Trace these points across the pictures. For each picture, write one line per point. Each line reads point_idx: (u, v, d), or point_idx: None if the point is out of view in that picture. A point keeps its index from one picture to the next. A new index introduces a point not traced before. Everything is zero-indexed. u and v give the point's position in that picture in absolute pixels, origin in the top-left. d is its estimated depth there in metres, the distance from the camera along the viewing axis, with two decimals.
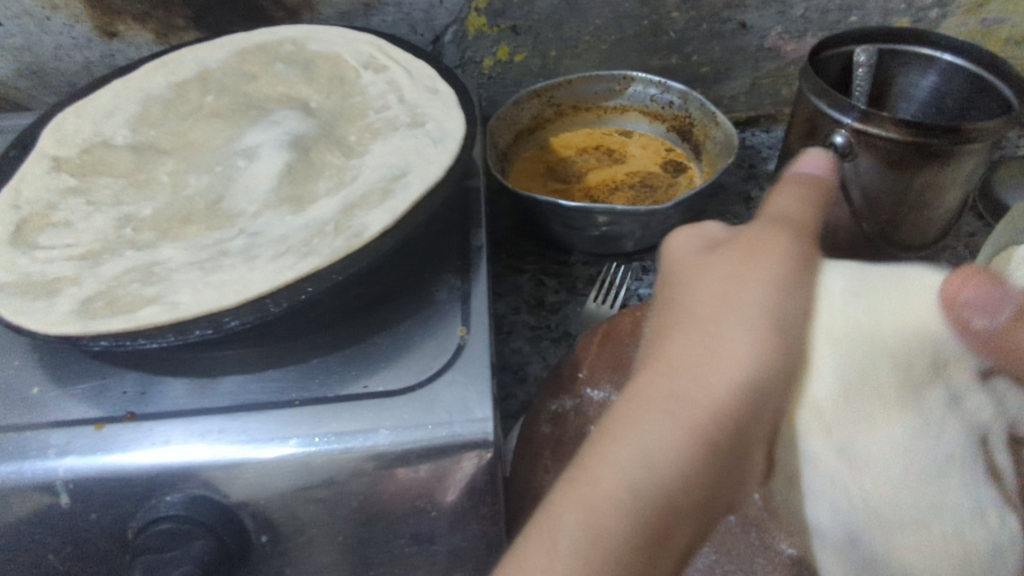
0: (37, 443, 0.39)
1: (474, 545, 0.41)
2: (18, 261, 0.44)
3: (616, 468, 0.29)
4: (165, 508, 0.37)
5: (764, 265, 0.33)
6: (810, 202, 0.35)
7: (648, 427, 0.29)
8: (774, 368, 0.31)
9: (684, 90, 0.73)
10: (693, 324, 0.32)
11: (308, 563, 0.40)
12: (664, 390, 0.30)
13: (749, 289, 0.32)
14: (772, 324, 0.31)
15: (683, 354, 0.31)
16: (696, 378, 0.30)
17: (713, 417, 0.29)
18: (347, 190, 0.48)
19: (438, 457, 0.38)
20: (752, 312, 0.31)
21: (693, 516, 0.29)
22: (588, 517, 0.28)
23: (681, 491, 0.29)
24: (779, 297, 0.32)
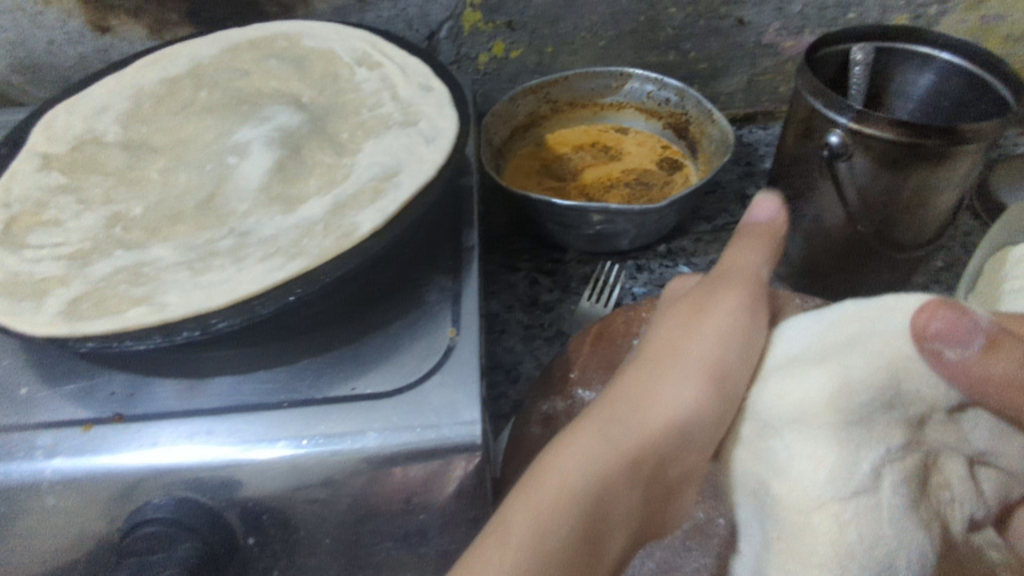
0: (25, 444, 0.39)
1: (462, 545, 0.41)
2: (7, 261, 0.44)
3: (559, 479, 0.32)
4: (152, 511, 0.37)
5: (718, 316, 0.40)
6: (760, 258, 0.44)
7: (584, 446, 0.33)
8: (705, 419, 0.35)
9: (681, 86, 0.72)
10: (644, 364, 0.39)
11: (297, 563, 0.40)
12: (615, 434, 0.34)
13: (693, 341, 0.39)
14: (715, 376, 0.36)
15: (632, 388, 0.37)
16: (637, 410, 0.35)
17: (641, 450, 0.33)
18: (337, 189, 0.48)
19: (427, 458, 0.38)
20: (699, 361, 0.37)
21: (617, 531, 0.32)
22: (535, 518, 0.30)
23: (611, 507, 0.32)
24: (720, 353, 0.37)
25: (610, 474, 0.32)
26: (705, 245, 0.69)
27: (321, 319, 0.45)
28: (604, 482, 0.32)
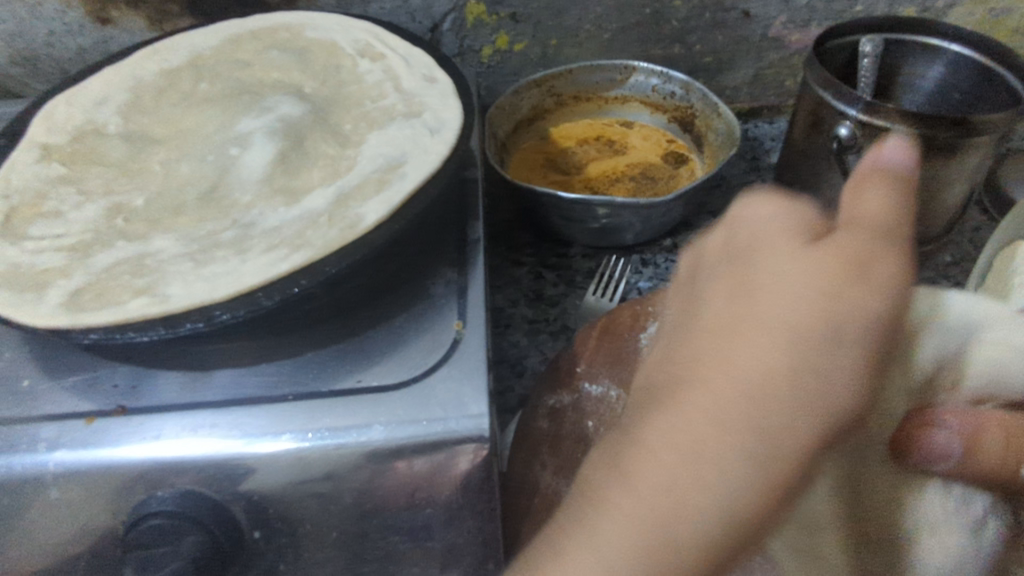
0: (27, 437, 0.38)
1: (470, 541, 0.40)
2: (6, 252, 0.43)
3: (628, 498, 0.25)
4: (157, 504, 0.36)
5: (809, 261, 0.26)
6: (890, 196, 0.26)
7: (655, 456, 0.25)
8: (823, 374, 0.25)
9: (686, 80, 0.72)
10: (716, 330, 0.27)
11: (303, 558, 0.39)
12: (716, 459, 0.25)
13: (793, 286, 0.26)
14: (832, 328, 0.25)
15: (703, 349, 0.27)
16: (723, 389, 0.25)
17: (746, 431, 0.25)
18: (342, 180, 0.47)
19: (435, 450, 0.38)
20: (795, 312, 0.26)
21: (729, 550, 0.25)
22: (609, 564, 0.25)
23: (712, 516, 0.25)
24: (856, 306, 0.25)
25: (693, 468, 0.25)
26: None
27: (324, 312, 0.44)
28: (683, 479, 0.25)
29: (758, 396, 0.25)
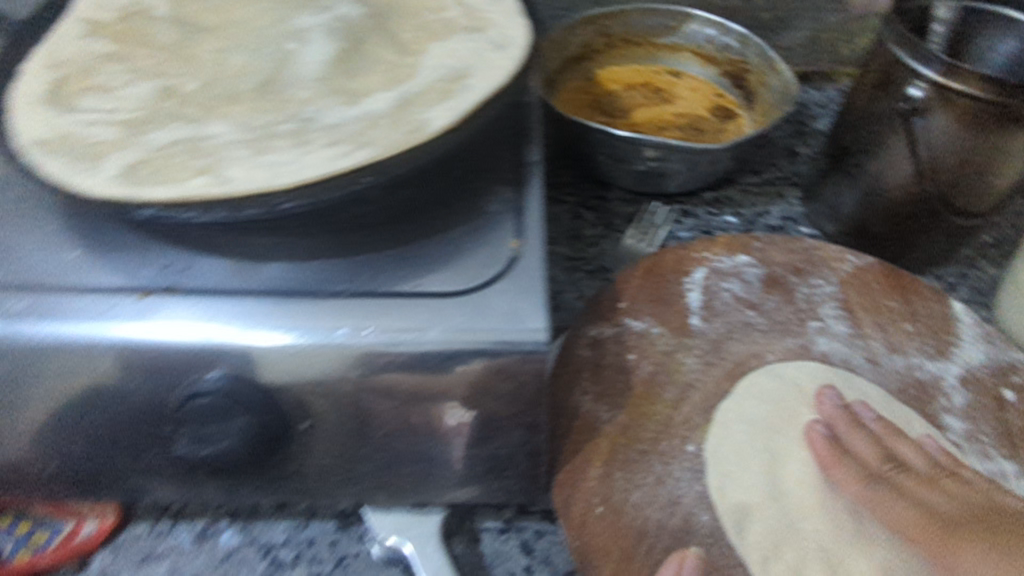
0: (80, 307, 0.38)
1: (513, 454, 0.40)
2: (54, 119, 0.42)
3: None
4: (208, 386, 0.36)
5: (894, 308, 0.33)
6: None
7: None
8: None
9: (744, 32, 0.70)
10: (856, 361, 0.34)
11: (347, 454, 0.40)
12: None
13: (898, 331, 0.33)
14: None
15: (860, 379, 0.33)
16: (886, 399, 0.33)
17: None
18: (404, 86, 0.45)
19: (490, 361, 0.37)
20: None
21: None
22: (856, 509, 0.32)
23: None
24: None
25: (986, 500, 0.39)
26: (752, 197, 0.68)
27: (374, 216, 0.43)
28: None
29: None
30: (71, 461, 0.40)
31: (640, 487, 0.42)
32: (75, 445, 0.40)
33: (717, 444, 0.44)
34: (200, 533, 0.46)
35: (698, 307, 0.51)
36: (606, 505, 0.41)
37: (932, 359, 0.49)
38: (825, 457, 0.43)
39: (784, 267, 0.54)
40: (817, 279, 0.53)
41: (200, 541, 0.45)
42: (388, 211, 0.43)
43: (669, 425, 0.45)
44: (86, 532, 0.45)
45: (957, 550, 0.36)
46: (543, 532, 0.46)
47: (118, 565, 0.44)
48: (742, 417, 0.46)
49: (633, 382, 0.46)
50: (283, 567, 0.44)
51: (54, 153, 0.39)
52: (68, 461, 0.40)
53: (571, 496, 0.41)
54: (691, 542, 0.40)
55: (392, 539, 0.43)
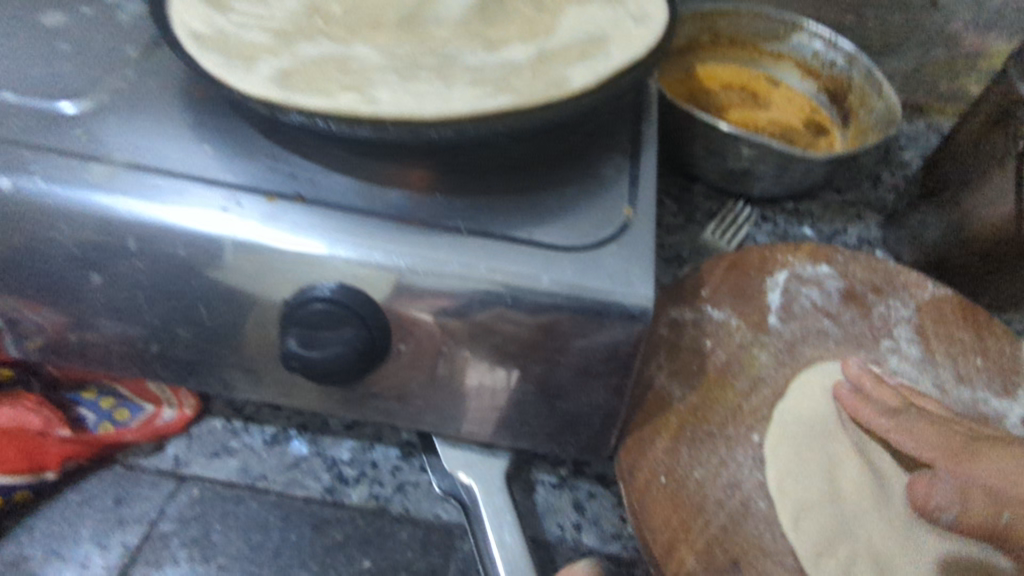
0: (214, 200, 0.40)
1: (591, 411, 0.42)
2: (216, 20, 0.46)
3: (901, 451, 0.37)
4: (324, 291, 0.38)
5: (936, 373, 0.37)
6: None
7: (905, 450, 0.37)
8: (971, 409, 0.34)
9: (854, 51, 0.71)
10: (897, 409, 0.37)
11: (437, 380, 0.42)
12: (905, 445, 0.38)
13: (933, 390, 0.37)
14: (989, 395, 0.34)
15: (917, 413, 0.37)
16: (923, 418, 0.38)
17: None
18: (541, 42, 0.47)
19: (596, 317, 0.38)
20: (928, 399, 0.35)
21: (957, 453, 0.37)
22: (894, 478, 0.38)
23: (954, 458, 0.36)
24: None
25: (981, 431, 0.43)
26: (832, 214, 0.68)
27: (492, 163, 0.46)
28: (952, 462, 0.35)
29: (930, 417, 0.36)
30: (176, 344, 0.43)
31: (704, 464, 0.43)
32: (180, 330, 0.42)
33: (778, 442, 0.45)
34: (272, 438, 0.47)
35: (778, 307, 0.52)
36: (669, 476, 0.42)
37: (997, 397, 0.49)
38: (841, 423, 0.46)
39: (863, 284, 0.54)
40: (895, 302, 0.53)
41: (271, 445, 0.47)
42: (505, 160, 0.46)
43: (738, 413, 0.46)
44: (165, 416, 0.47)
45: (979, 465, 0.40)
46: (595, 493, 0.47)
47: (191, 455, 0.46)
48: (797, 418, 0.47)
49: (708, 366, 0.48)
50: (347, 483, 0.46)
51: (216, 52, 0.42)
52: (170, 344, 0.43)
53: (636, 461, 0.43)
54: (747, 524, 0.41)
55: (464, 476, 0.44)
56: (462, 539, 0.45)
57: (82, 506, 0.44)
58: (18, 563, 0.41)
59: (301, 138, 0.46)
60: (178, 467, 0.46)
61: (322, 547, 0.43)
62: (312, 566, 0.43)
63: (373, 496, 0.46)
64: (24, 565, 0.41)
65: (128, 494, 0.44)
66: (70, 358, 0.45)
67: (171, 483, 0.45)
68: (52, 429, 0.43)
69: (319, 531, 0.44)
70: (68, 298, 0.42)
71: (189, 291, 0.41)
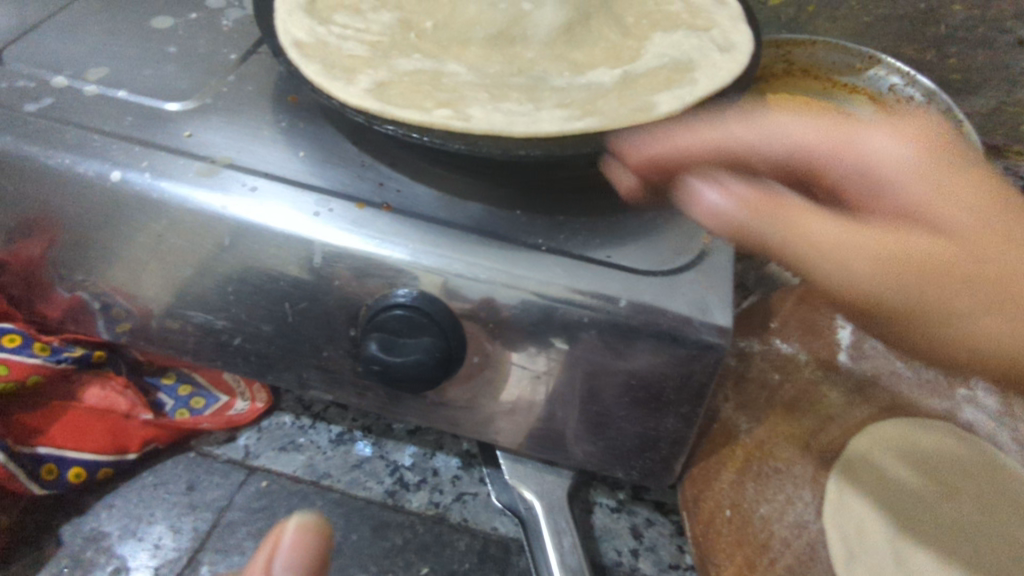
0: (307, 204, 0.42)
1: (658, 437, 0.42)
2: (318, 31, 0.48)
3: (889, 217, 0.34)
4: (399, 298, 0.39)
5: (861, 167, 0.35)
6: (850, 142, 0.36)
7: (941, 189, 0.34)
8: (900, 159, 0.35)
9: (932, 87, 0.69)
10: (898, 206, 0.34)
11: (505, 393, 0.42)
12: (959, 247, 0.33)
13: (911, 177, 0.35)
14: (868, 164, 0.35)
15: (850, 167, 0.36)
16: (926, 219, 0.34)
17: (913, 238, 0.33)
18: (628, 67, 0.48)
19: (670, 344, 0.38)
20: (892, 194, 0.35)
21: (923, 251, 0.33)
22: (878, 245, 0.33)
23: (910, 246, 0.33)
24: (912, 184, 0.35)
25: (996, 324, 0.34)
26: None
27: (572, 186, 0.47)
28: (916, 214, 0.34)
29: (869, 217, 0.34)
30: (254, 338, 0.44)
31: (770, 501, 0.42)
32: (264, 325, 0.43)
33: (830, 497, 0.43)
34: (338, 437, 0.48)
35: (847, 345, 0.51)
36: (735, 510, 0.42)
37: None
38: (756, 204, 0.35)
39: None
40: None
41: (337, 444, 0.48)
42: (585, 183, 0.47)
43: (806, 450, 0.45)
44: (238, 408, 0.48)
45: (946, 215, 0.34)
46: (653, 521, 0.46)
47: (261, 447, 0.47)
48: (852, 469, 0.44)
49: (775, 401, 0.47)
50: (408, 488, 0.46)
51: (319, 63, 0.45)
52: (252, 337, 0.44)
53: (702, 491, 0.42)
54: (817, 568, 0.40)
55: (528, 493, 0.44)
56: (518, 555, 0.44)
57: (156, 490, 0.45)
58: (96, 538, 0.42)
59: (386, 148, 0.48)
60: (247, 458, 0.47)
61: (381, 549, 0.43)
62: (372, 568, 0.43)
63: (432, 504, 0.46)
64: (100, 541, 0.42)
65: (199, 481, 0.45)
66: (157, 343, 0.47)
67: (242, 473, 0.46)
68: (136, 412, 0.44)
69: (380, 533, 0.44)
70: (162, 284, 0.44)
71: (275, 288, 0.42)
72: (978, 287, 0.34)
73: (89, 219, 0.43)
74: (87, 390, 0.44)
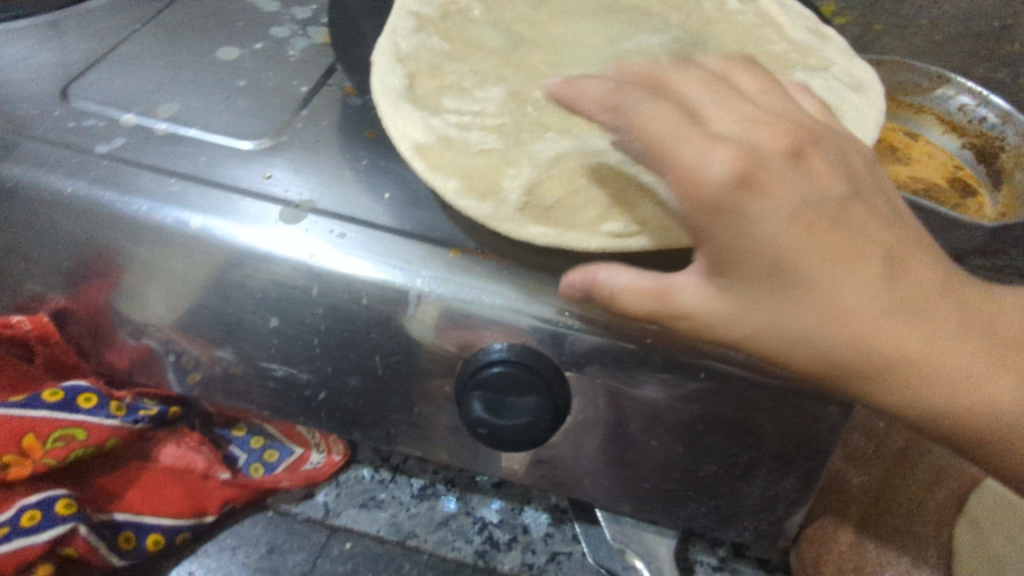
0: (396, 250, 0.40)
1: (773, 497, 0.39)
2: (409, 75, 0.47)
3: (813, 320, 0.29)
4: (497, 353, 0.37)
5: (807, 270, 0.29)
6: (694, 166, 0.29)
7: (834, 282, 0.29)
8: (786, 234, 0.29)
9: (1008, 109, 0.67)
10: (778, 271, 0.29)
11: (609, 452, 0.40)
12: (889, 326, 0.29)
13: (824, 276, 0.29)
14: (778, 264, 0.29)
15: (863, 300, 0.29)
16: (833, 315, 0.29)
17: (843, 341, 0.29)
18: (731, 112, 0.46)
19: (801, 396, 0.35)
20: (806, 298, 0.29)
21: (859, 348, 0.29)
22: (801, 338, 0.30)
23: (843, 344, 0.29)
24: (843, 285, 0.29)
25: (989, 401, 0.29)
26: None
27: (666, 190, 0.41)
28: (843, 321, 0.29)
29: (902, 314, 0.29)
30: (339, 392, 0.41)
31: (896, 567, 0.40)
32: (351, 379, 0.41)
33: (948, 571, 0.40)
34: (421, 491, 0.46)
35: None
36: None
37: None
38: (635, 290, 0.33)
39: None
40: None
41: (420, 499, 0.45)
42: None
43: (922, 509, 0.42)
44: (314, 461, 0.46)
45: (799, 281, 0.29)
46: None
47: (340, 505, 0.45)
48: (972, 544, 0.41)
49: (885, 451, 0.44)
50: (499, 548, 0.44)
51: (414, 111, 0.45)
52: (338, 392, 0.41)
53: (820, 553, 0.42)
54: None
55: (636, 560, 0.42)
56: None
57: (235, 553, 0.42)
58: None
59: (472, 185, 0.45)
60: (328, 516, 0.44)
61: None
62: None
63: (525, 565, 0.43)
64: None
65: (280, 542, 0.43)
66: (230, 395, 0.44)
67: (324, 533, 0.44)
68: (215, 470, 0.43)
69: None
70: (242, 336, 0.41)
71: (364, 342, 0.40)
72: (850, 368, 0.29)
73: (165, 268, 0.41)
74: (163, 449, 0.42)
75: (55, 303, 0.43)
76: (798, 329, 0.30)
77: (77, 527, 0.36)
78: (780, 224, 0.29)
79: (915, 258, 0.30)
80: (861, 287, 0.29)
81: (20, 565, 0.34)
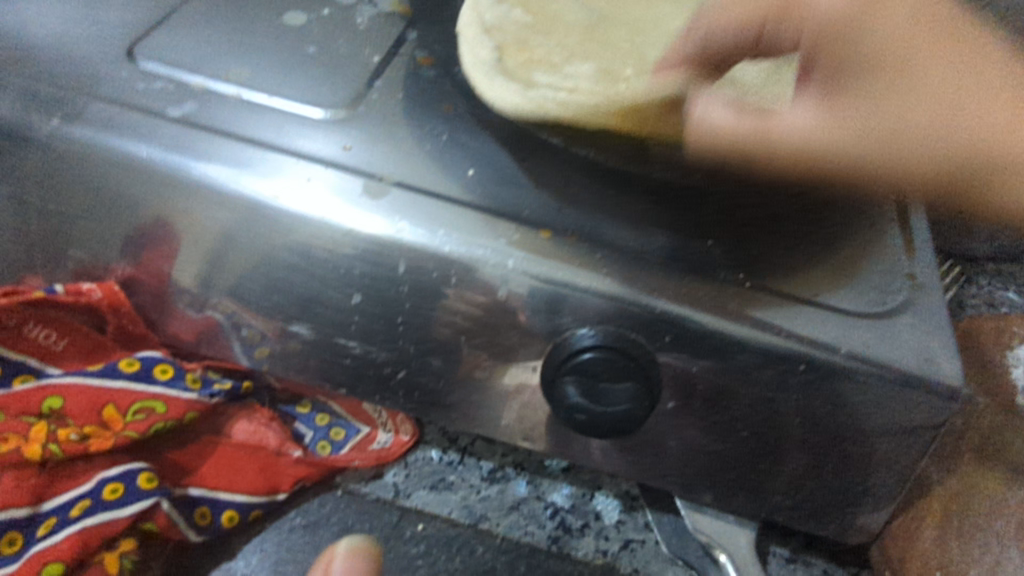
0: (486, 227, 0.38)
1: (862, 492, 0.39)
2: (490, 50, 0.46)
3: (905, 120, 0.32)
4: (588, 338, 0.36)
5: (910, 69, 0.33)
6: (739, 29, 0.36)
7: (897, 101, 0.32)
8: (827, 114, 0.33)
9: None
10: (872, 61, 0.33)
11: (696, 444, 0.39)
12: (955, 100, 0.33)
13: (924, 59, 0.33)
14: (845, 83, 0.34)
15: (932, 79, 0.33)
16: (909, 90, 0.33)
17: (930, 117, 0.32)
18: None
19: (896, 394, 0.36)
20: (902, 113, 0.32)
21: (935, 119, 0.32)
22: (899, 122, 0.32)
23: (931, 143, 0.32)
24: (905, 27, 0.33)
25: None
26: None
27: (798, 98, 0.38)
28: (910, 122, 0.32)
29: (966, 92, 0.33)
30: (418, 372, 0.40)
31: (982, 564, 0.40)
32: (432, 359, 0.39)
33: None
34: (490, 475, 0.46)
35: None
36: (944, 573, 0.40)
37: None
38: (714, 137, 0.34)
39: None
40: None
41: (490, 483, 0.45)
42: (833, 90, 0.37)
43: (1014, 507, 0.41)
44: (381, 441, 0.45)
45: (862, 80, 0.33)
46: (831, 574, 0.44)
47: (410, 486, 0.45)
48: None
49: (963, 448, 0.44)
50: (572, 534, 0.43)
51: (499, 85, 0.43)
52: (418, 371, 0.40)
53: (905, 550, 0.42)
54: None
55: (720, 555, 0.41)
56: None
57: (309, 532, 0.42)
58: None
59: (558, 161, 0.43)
60: (398, 497, 0.44)
61: None
62: None
63: (599, 552, 0.43)
64: None
65: (351, 522, 0.43)
66: (298, 372, 0.42)
67: (395, 514, 0.43)
68: (287, 447, 0.44)
69: None
70: (318, 312, 0.40)
71: (449, 321, 0.38)
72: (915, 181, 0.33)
73: (240, 238, 0.39)
74: (235, 425, 0.44)
75: (122, 272, 0.41)
76: (898, 81, 0.33)
77: (158, 503, 0.39)
78: (819, 118, 0.33)
79: (947, 51, 0.34)
80: (915, 112, 0.32)
81: (106, 539, 0.38)
